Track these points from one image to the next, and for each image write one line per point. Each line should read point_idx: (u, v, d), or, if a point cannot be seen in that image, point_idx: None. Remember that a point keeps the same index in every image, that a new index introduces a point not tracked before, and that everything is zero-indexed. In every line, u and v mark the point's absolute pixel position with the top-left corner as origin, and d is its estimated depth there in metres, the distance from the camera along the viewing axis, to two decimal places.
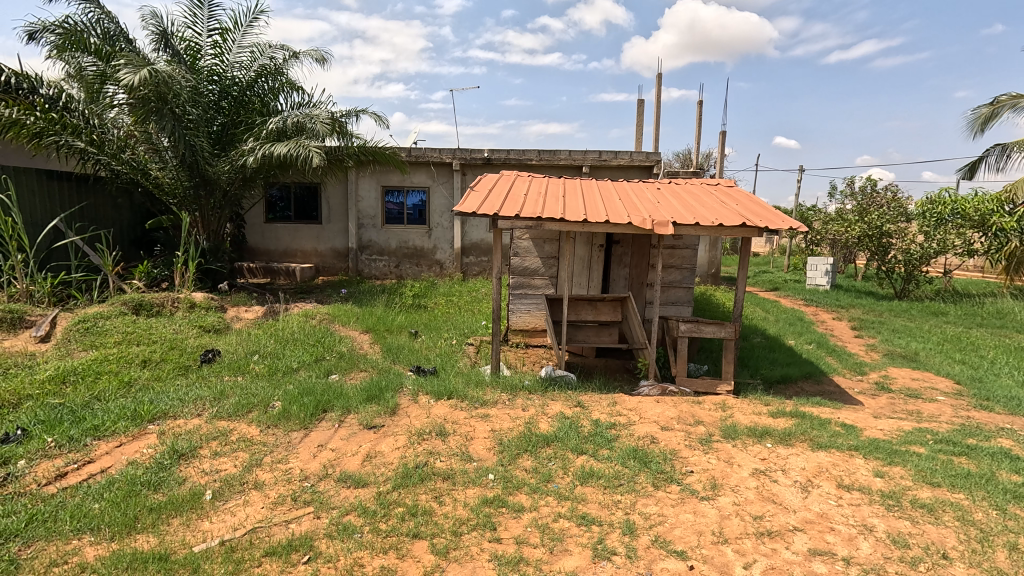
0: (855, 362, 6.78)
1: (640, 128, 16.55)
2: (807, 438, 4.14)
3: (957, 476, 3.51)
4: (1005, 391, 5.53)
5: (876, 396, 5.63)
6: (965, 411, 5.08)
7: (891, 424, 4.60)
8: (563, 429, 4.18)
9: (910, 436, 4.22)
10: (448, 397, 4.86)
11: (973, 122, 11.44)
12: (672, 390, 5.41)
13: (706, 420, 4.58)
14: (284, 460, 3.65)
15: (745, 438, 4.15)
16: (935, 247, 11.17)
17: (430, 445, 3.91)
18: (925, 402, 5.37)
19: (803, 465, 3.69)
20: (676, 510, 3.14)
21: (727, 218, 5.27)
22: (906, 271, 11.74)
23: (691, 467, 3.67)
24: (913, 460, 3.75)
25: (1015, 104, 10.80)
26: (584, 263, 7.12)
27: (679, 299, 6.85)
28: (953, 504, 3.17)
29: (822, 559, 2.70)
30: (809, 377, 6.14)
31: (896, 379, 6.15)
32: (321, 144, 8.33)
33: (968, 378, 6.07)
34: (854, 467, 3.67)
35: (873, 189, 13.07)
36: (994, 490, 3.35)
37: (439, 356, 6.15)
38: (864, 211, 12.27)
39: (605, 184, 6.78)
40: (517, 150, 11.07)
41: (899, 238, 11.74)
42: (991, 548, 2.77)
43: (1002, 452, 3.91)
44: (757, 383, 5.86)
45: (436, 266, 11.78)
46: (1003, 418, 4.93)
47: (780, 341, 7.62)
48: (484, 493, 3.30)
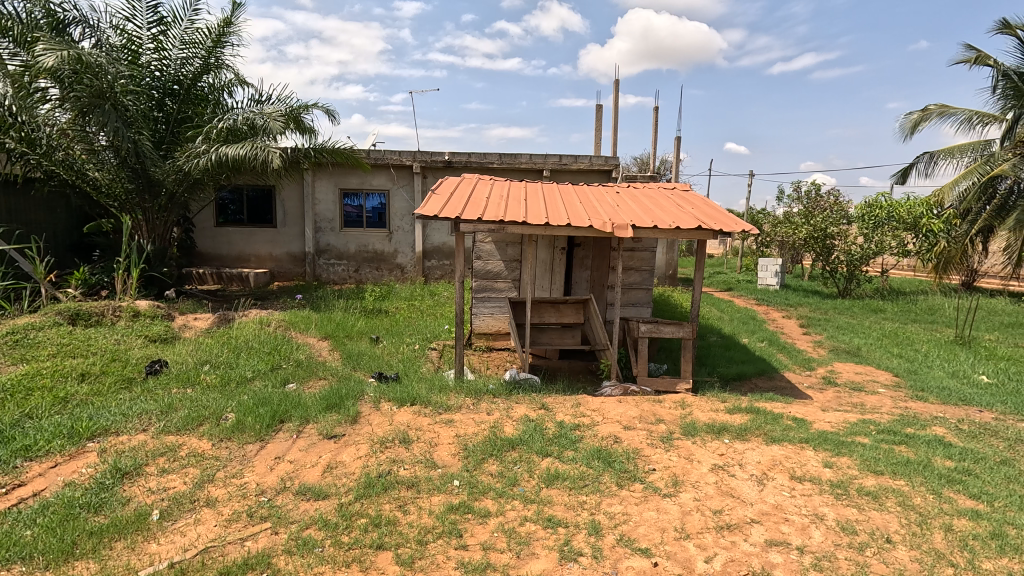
0: (804, 358, 7.11)
1: (598, 133, 16.84)
2: (761, 433, 4.31)
3: (898, 464, 3.72)
4: (937, 382, 5.93)
5: (824, 390, 5.91)
6: (903, 402, 5.40)
7: (838, 417, 4.83)
8: (528, 432, 4.19)
9: (855, 427, 4.46)
10: (411, 404, 4.78)
11: (903, 127, 12.28)
12: (634, 389, 5.52)
13: (667, 418, 4.70)
14: (238, 474, 3.49)
15: (704, 435, 4.28)
16: (873, 248, 11.87)
17: (393, 453, 3.84)
18: (868, 394, 5.69)
19: (758, 459, 3.83)
20: (640, 508, 3.19)
21: (684, 221, 5.41)
22: (848, 271, 12.39)
23: (654, 465, 3.74)
24: (858, 450, 3.96)
25: (942, 112, 11.65)
26: (547, 266, 7.17)
27: (639, 300, 7.01)
28: (895, 491, 3.36)
29: (778, 549, 2.80)
30: (762, 373, 6.38)
31: (841, 373, 6.50)
32: (276, 143, 8.07)
33: (906, 371, 6.45)
34: (805, 459, 3.84)
35: (817, 194, 13.81)
36: (931, 476, 3.57)
37: (402, 361, 6.05)
38: (810, 214, 12.86)
39: (564, 187, 6.87)
40: (478, 154, 11.03)
41: (841, 239, 12.37)
42: (930, 530, 2.94)
43: (937, 440, 4.17)
44: (714, 381, 6.04)
45: (397, 270, 11.59)
46: (938, 408, 5.28)
47: (734, 340, 7.90)
48: (449, 500, 3.25)
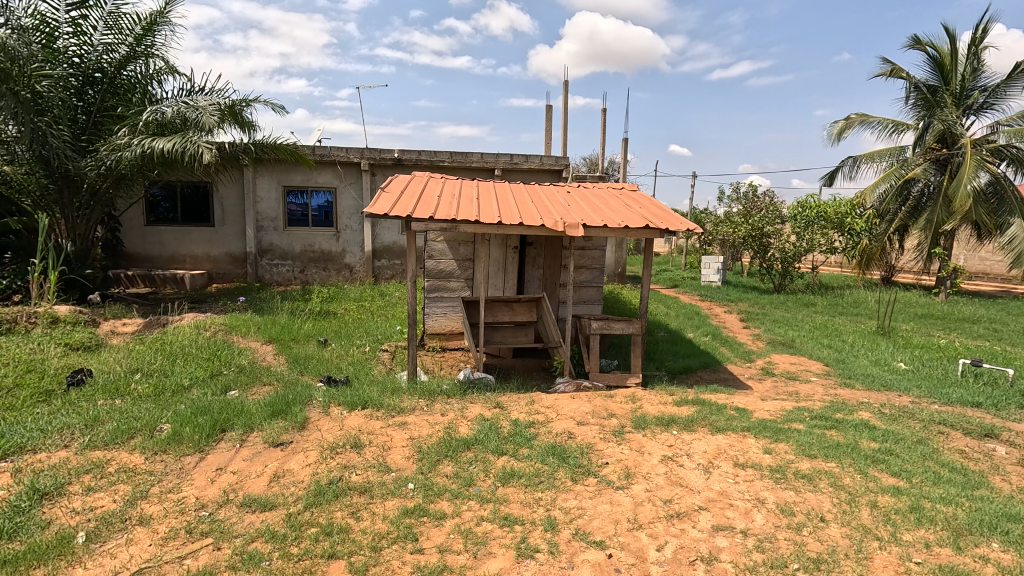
0: (744, 351, 7.49)
1: (549, 133, 17.03)
2: (707, 423, 4.50)
3: (830, 448, 3.98)
4: (862, 370, 6.40)
5: (763, 380, 6.25)
6: (833, 389, 5.80)
7: (775, 405, 5.12)
8: (483, 431, 4.18)
9: (791, 415, 4.73)
10: (362, 407, 4.66)
11: (830, 134, 13.17)
12: (586, 385, 5.63)
13: (619, 412, 4.82)
14: (175, 489, 3.28)
15: (653, 428, 4.42)
16: (805, 245, 12.66)
17: (344, 459, 3.72)
18: (802, 383, 6.06)
19: (704, 449, 4.00)
20: (594, 502, 3.25)
21: (632, 220, 5.56)
22: (783, 267, 13.15)
23: (607, 459, 3.83)
24: (794, 436, 4.20)
25: (863, 120, 12.58)
26: (499, 265, 7.17)
27: (590, 298, 7.14)
28: (827, 473, 3.59)
29: (723, 534, 2.93)
30: (707, 366, 6.67)
31: (777, 364, 6.89)
32: (213, 138, 7.65)
33: (835, 361, 6.91)
34: (747, 447, 4.04)
35: (754, 194, 14.56)
36: (858, 457, 3.84)
37: (352, 364, 5.88)
38: (748, 214, 13.55)
39: (516, 186, 6.90)
40: (429, 152, 10.89)
41: (776, 238, 13.12)
42: (858, 507, 3.16)
43: (863, 423, 4.50)
44: (663, 374, 6.25)
45: (345, 271, 11.25)
46: (863, 393, 5.70)
47: (680, 335, 8.20)
48: (404, 504, 3.19)
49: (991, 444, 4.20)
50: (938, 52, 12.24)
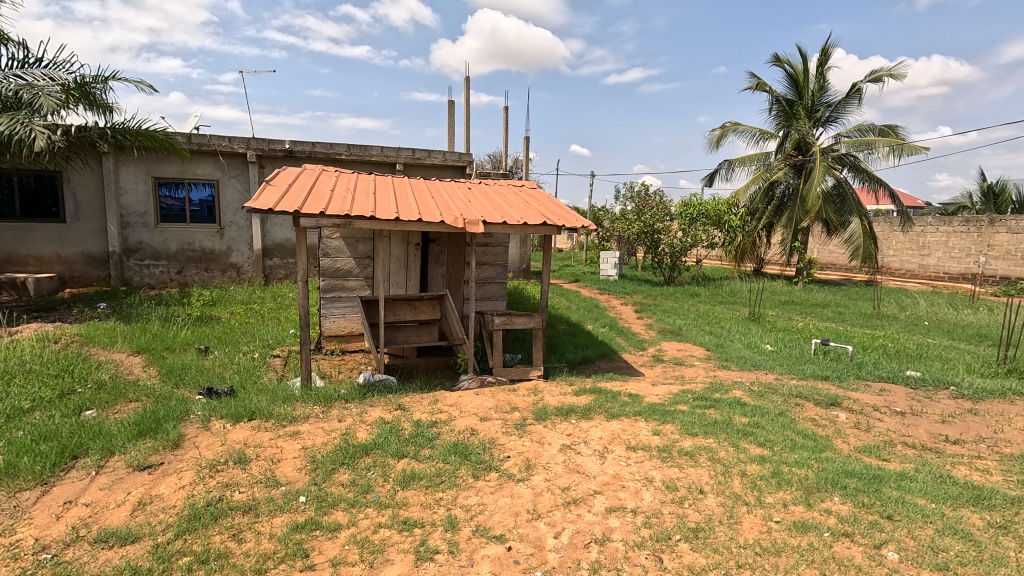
0: (638, 340, 7.99)
1: (452, 129, 16.88)
2: (603, 410, 4.74)
3: (708, 425, 4.37)
4: (737, 353, 7.13)
5: (654, 366, 6.72)
6: (713, 372, 6.38)
7: (664, 389, 5.53)
8: (382, 435, 4.04)
9: (677, 397, 5.14)
10: (249, 419, 4.30)
11: (709, 140, 14.45)
12: (490, 381, 5.67)
13: (521, 405, 4.91)
14: (8, 531, 2.79)
15: (554, 418, 4.56)
16: (690, 241, 13.81)
17: (226, 477, 3.40)
18: (687, 367, 6.61)
19: (600, 435, 4.20)
20: (495, 496, 3.28)
21: (531, 217, 5.67)
22: (671, 261, 14.23)
23: (508, 452, 3.88)
24: (679, 417, 4.56)
25: (736, 128, 13.96)
26: (401, 263, 6.98)
27: (494, 294, 7.20)
28: (706, 448, 3.94)
29: (616, 515, 3.09)
30: (604, 356, 7.02)
31: (666, 351, 7.44)
32: (57, 120, 6.61)
33: (715, 345, 7.61)
34: (638, 430, 4.31)
35: (646, 193, 15.59)
36: (732, 431, 4.25)
37: (237, 372, 5.40)
38: (640, 211, 14.48)
39: (415, 181, 6.75)
40: (324, 144, 10.31)
41: (665, 234, 14.16)
42: (731, 477, 3.50)
43: (736, 401, 5.00)
44: (563, 366, 6.48)
45: (231, 271, 10.31)
46: (737, 373, 6.34)
47: (581, 327, 8.57)
48: (294, 519, 2.99)
49: (836, 412, 4.87)
50: (794, 69, 13.90)
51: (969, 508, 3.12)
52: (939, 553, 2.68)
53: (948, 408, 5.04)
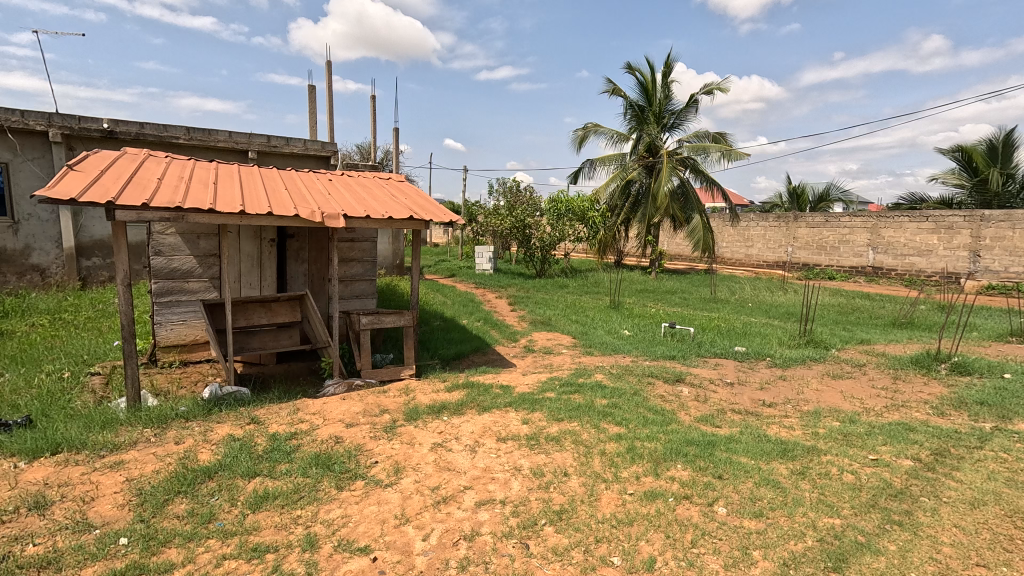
0: (510, 332, 8.20)
1: (313, 115, 15.72)
2: (475, 404, 4.76)
3: (573, 410, 4.62)
4: (600, 339, 7.66)
5: (525, 357, 6.94)
6: (578, 358, 6.78)
7: (534, 379, 5.73)
8: (231, 454, 3.62)
9: (545, 385, 5.36)
10: (52, 454, 3.56)
11: (573, 140, 15.31)
12: (358, 384, 5.38)
13: (391, 407, 4.74)
14: None
15: (425, 417, 4.47)
16: (558, 235, 14.42)
17: (17, 529, 2.78)
18: (556, 356, 6.93)
19: (471, 429, 4.22)
20: (360, 506, 3.11)
21: (396, 211, 5.47)
22: (542, 254, 14.84)
23: (376, 457, 3.71)
24: (547, 404, 4.76)
25: (596, 130, 14.96)
26: (253, 261, 6.31)
27: (362, 292, 6.85)
28: (570, 432, 4.15)
29: (485, 508, 3.12)
30: (478, 350, 7.08)
31: (537, 341, 7.74)
32: None
33: (580, 333, 8.09)
34: (508, 421, 4.40)
35: (517, 189, 16.06)
36: (593, 414, 4.54)
37: (37, 398, 4.45)
38: (512, 207, 14.87)
39: (267, 170, 6.15)
40: (154, 123, 8.77)
41: (536, 228, 14.71)
42: (592, 457, 3.72)
43: (598, 384, 5.36)
44: (437, 363, 6.39)
45: (31, 274, 8.50)
46: (600, 358, 6.81)
47: (455, 322, 8.55)
48: (113, 566, 2.53)
49: (680, 387, 5.46)
50: (644, 78, 15.26)
51: (779, 460, 3.69)
52: (757, 502, 3.13)
53: (765, 376, 5.94)
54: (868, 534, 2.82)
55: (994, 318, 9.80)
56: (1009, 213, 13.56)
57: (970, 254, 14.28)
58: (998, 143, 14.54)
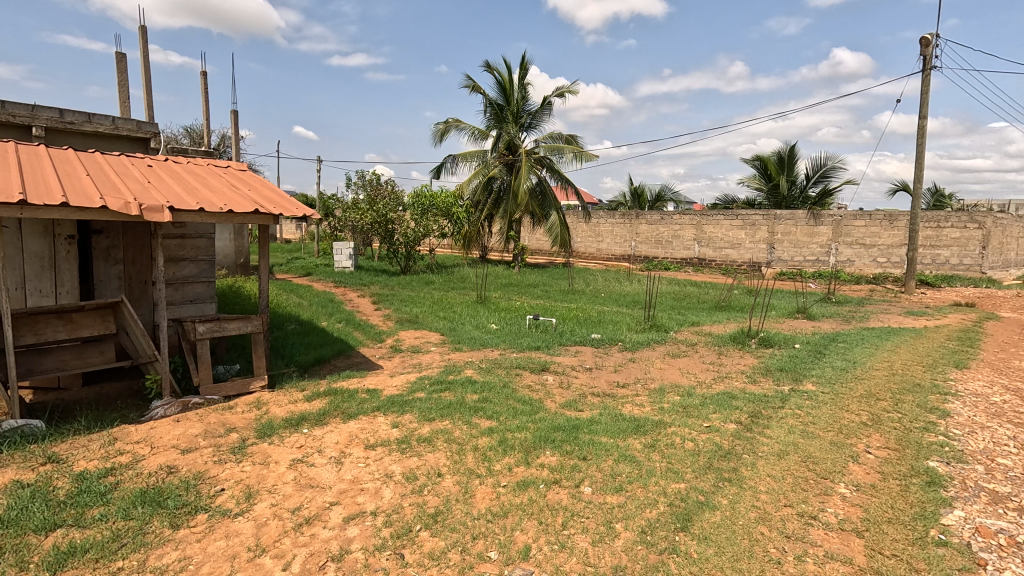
0: (375, 332, 7.84)
1: (124, 89, 13.28)
2: (339, 412, 4.44)
3: (444, 408, 4.55)
4: (468, 334, 7.69)
5: (392, 357, 6.67)
6: (447, 355, 6.72)
7: (402, 379, 5.54)
8: (18, 506, 2.88)
9: (415, 385, 5.21)
10: None
11: (434, 134, 15.17)
12: (196, 402, 4.67)
13: (239, 424, 4.21)
14: None
15: (281, 432, 4.04)
16: (422, 230, 14.23)
17: None
18: (424, 354, 6.79)
19: (336, 439, 3.92)
20: (203, 543, 2.70)
21: (237, 204, 4.85)
22: (406, 250, 14.41)
23: (222, 484, 3.26)
24: (417, 405, 4.63)
25: (458, 125, 14.97)
26: (43, 263, 5.11)
27: (198, 296, 5.98)
28: (443, 431, 4.09)
29: (354, 523, 2.92)
30: (340, 353, 6.63)
31: (404, 340, 7.51)
32: None
33: (449, 329, 8.04)
34: (376, 426, 4.18)
35: (378, 182, 15.40)
36: (465, 410, 4.53)
37: None
38: (373, 201, 14.23)
39: (60, 151, 5.01)
40: None
41: (398, 224, 14.22)
42: (465, 454, 3.70)
43: (468, 380, 5.36)
44: (293, 370, 5.84)
45: None
46: (469, 353, 6.83)
47: (312, 324, 7.90)
48: None
49: (546, 376, 5.72)
50: (502, 78, 15.66)
51: (633, 436, 4.06)
52: (617, 477, 3.40)
53: (618, 360, 6.50)
54: (707, 492, 3.22)
55: (785, 299, 11.98)
56: (793, 213, 16.67)
57: (768, 246, 17.26)
58: (784, 156, 17.77)
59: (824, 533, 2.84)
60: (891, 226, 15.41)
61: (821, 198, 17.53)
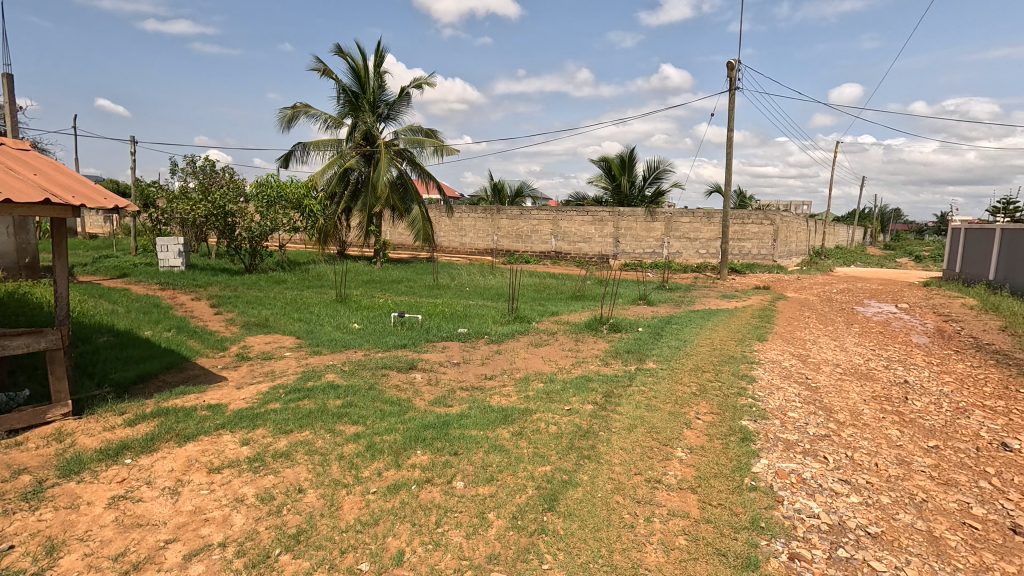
0: (216, 339, 6.94)
1: None
2: (172, 435, 3.85)
3: (303, 417, 4.21)
4: (327, 336, 7.21)
5: (238, 366, 5.97)
6: (305, 359, 6.21)
7: (252, 391, 4.99)
8: None
9: (267, 396, 4.73)
10: None
11: (281, 119, 13.89)
12: None
13: (32, 463, 3.42)
14: None
15: (94, 467, 3.38)
16: (269, 224, 12.85)
17: None
18: (277, 360, 6.19)
19: (170, 467, 3.40)
20: None
21: (18, 192, 3.91)
22: (251, 247, 12.91)
23: (11, 541, 2.62)
24: (271, 417, 4.21)
25: (307, 111, 13.89)
26: None
27: None
28: (302, 442, 3.78)
29: (199, 558, 2.56)
30: (171, 367, 5.74)
31: (252, 346, 6.77)
32: None
33: (305, 332, 7.45)
34: (222, 446, 3.71)
35: (212, 169, 13.70)
36: (327, 417, 4.24)
37: None
38: (207, 190, 12.51)
39: None
40: None
41: (241, 217, 12.66)
42: (329, 465, 3.46)
43: (329, 385, 5.02)
44: (108, 390, 4.91)
45: None
46: (330, 356, 6.40)
47: (132, 335, 6.72)
48: None
49: (413, 374, 5.62)
50: (355, 63, 14.87)
51: (502, 426, 4.18)
52: (488, 468, 3.47)
53: (485, 352, 6.64)
54: (569, 471, 3.46)
55: (630, 287, 13.33)
56: (634, 210, 18.60)
57: (614, 240, 19.03)
58: (625, 158, 19.71)
59: (667, 494, 3.23)
60: (709, 223, 18.02)
61: (655, 197, 19.81)
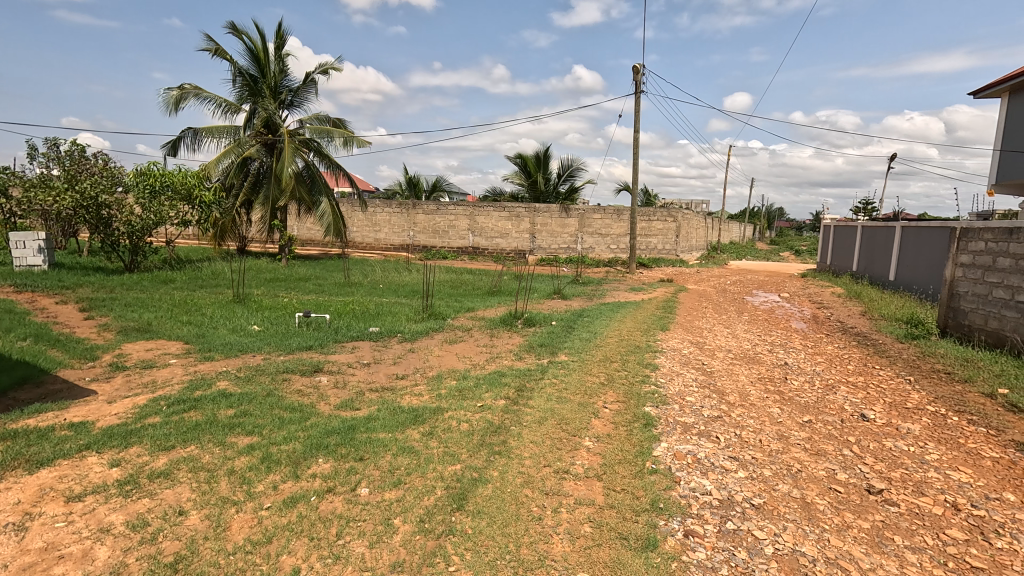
0: (85, 348, 6.11)
1: None
2: (21, 462, 3.31)
3: (187, 431, 3.82)
4: (221, 340, 6.61)
5: (111, 378, 5.29)
6: (193, 366, 5.65)
7: (126, 404, 4.44)
8: None
9: (144, 410, 4.22)
10: None
11: (167, 102, 12.55)
12: None
13: None
14: None
15: None
16: (154, 217, 11.58)
17: None
18: (159, 368, 5.56)
19: (14, 500, 2.91)
20: None
21: None
22: (132, 243, 11.52)
23: None
24: (149, 433, 3.77)
25: (197, 93, 12.62)
26: None
27: None
28: (186, 459, 3.41)
29: None
30: (25, 382, 4.96)
31: (130, 354, 6.05)
32: None
33: (195, 336, 6.79)
34: (86, 470, 3.26)
35: (81, 155, 12.19)
36: (217, 430, 3.87)
37: None
38: (73, 178, 10.87)
39: None
40: None
41: (117, 209, 11.26)
42: (216, 482, 3.16)
43: (220, 394, 4.59)
44: None
45: None
46: (223, 362, 5.87)
47: None
48: None
49: (318, 377, 5.31)
50: (253, 45, 13.81)
51: (411, 427, 4.06)
52: (395, 472, 3.35)
53: (398, 352, 6.43)
54: (479, 468, 3.43)
55: (545, 282, 13.65)
56: (549, 207, 19.04)
57: (530, 236, 19.34)
58: (540, 155, 20.08)
59: (574, 483, 3.31)
60: (618, 220, 18.90)
61: (569, 194, 20.45)
